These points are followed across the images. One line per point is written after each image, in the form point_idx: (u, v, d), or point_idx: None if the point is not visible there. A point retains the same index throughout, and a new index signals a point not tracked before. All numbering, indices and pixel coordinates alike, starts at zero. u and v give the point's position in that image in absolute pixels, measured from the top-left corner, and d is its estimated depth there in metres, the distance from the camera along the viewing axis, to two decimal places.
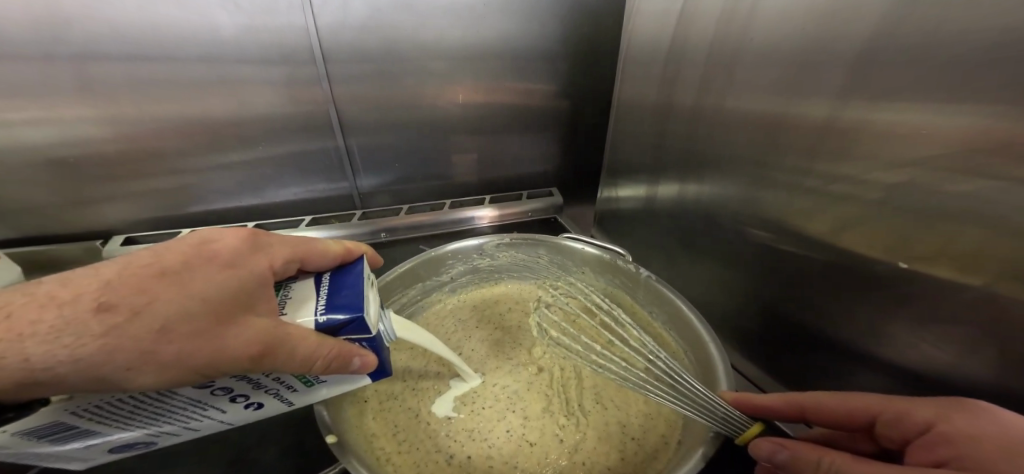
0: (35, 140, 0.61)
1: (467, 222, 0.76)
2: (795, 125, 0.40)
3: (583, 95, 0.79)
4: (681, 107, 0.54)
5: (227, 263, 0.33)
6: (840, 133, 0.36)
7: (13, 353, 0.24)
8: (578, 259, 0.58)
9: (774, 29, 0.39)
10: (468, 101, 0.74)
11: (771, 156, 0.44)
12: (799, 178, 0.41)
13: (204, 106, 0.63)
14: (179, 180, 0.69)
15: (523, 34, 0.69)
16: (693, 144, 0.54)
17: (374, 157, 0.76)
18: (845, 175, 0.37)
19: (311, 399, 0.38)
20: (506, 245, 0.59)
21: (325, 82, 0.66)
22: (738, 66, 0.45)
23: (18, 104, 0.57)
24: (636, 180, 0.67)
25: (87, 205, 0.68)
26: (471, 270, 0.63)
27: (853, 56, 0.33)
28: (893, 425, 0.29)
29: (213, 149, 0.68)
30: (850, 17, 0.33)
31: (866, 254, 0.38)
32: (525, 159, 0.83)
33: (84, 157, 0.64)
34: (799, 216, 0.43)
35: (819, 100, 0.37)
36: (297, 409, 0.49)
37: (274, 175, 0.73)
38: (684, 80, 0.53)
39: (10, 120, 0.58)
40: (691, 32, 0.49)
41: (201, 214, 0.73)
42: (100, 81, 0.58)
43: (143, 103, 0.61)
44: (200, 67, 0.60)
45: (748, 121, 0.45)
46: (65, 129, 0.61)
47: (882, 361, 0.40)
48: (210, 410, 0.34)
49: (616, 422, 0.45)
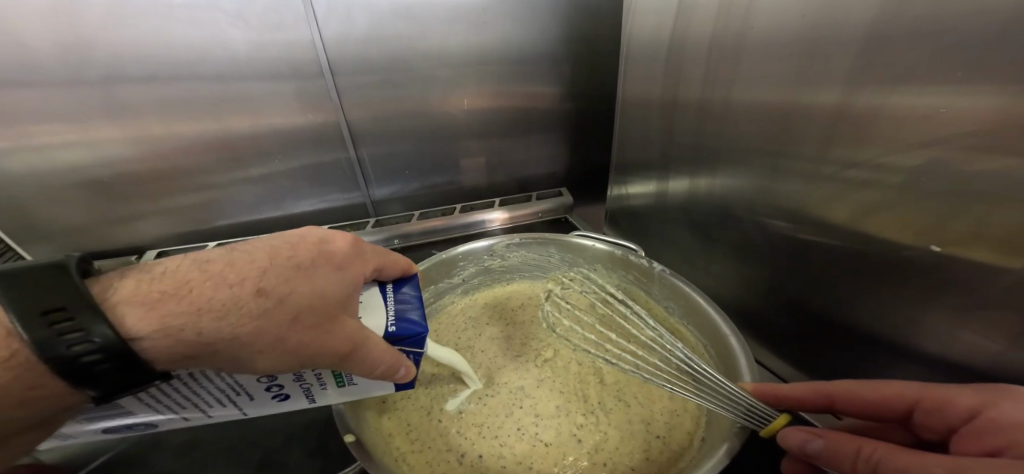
0: (70, 163, 0.63)
1: (479, 226, 0.77)
2: (807, 110, 0.39)
3: (589, 95, 0.79)
4: (686, 99, 0.54)
5: (339, 266, 0.35)
6: (854, 118, 0.35)
7: (191, 327, 0.26)
8: (589, 256, 0.58)
9: (775, 19, 0.39)
10: (473, 107, 0.74)
11: (783, 144, 0.43)
12: (815, 164, 0.41)
13: (220, 122, 0.65)
14: (202, 197, 0.71)
15: (525, 37, 0.70)
16: (702, 137, 0.54)
17: (386, 165, 0.77)
18: (863, 160, 0.36)
19: (333, 400, 0.38)
20: (517, 245, 0.59)
21: (334, 93, 0.67)
22: (742, 55, 0.44)
23: (52, 130, 0.60)
24: (646, 176, 0.66)
25: (122, 223, 0.71)
26: (483, 270, 0.63)
27: (859, 40, 0.33)
28: (938, 414, 0.28)
29: (233, 166, 0.69)
30: (850, 9, 0.33)
31: (888, 238, 0.37)
32: (535, 160, 0.83)
33: (113, 178, 0.66)
34: (820, 204, 0.42)
35: (829, 85, 0.36)
36: (320, 412, 0.49)
37: (290, 187, 0.74)
38: (686, 73, 0.52)
39: (45, 146, 0.61)
40: (690, 28, 0.49)
41: (221, 229, 0.75)
42: (124, 102, 0.60)
43: (165, 125, 0.63)
44: (214, 84, 0.62)
45: (757, 111, 0.45)
46: (94, 152, 0.63)
47: (920, 349, 0.38)
48: (237, 399, 0.34)
49: (639, 419, 0.44)
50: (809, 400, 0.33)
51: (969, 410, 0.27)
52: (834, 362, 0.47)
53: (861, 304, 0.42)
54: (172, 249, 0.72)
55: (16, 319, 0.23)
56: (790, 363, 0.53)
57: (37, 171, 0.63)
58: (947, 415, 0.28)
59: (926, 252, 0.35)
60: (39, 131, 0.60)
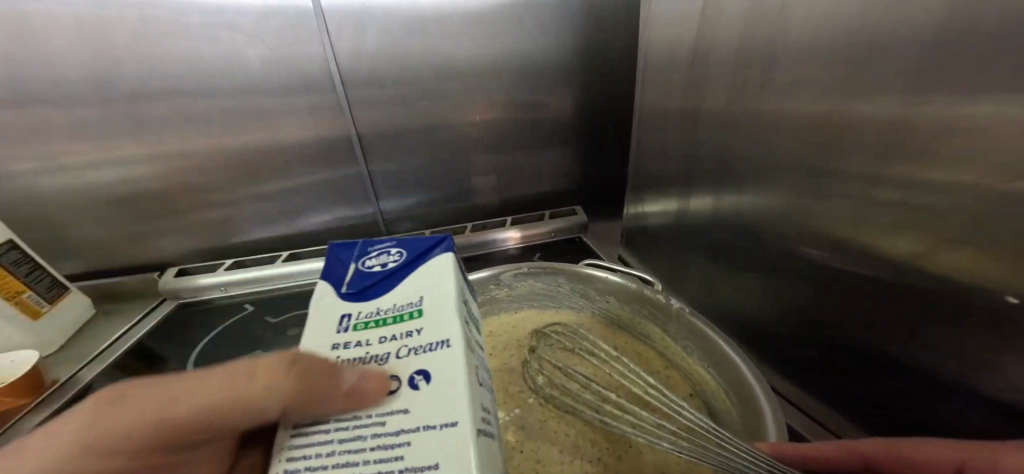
0: (98, 181, 0.65)
1: (491, 244, 0.75)
2: (851, 131, 0.36)
3: (607, 108, 0.76)
4: (711, 113, 0.51)
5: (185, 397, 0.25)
6: (911, 137, 0.31)
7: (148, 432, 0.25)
8: (601, 288, 0.56)
9: (815, 27, 0.36)
10: (484, 121, 0.73)
11: (824, 166, 0.39)
12: (859, 193, 0.37)
13: (237, 139, 0.66)
14: (221, 213, 0.72)
15: (540, 48, 0.68)
16: (729, 156, 0.50)
17: (397, 181, 0.76)
18: (921, 187, 0.32)
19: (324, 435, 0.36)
20: (525, 274, 0.58)
21: (346, 108, 0.67)
22: (775, 68, 0.41)
23: (82, 147, 0.62)
24: (667, 194, 0.63)
25: (145, 239, 0.72)
26: (489, 298, 0.60)
27: (918, 51, 0.29)
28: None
29: (250, 182, 0.70)
30: (908, 13, 0.29)
31: (951, 272, 0.33)
32: (550, 176, 0.81)
33: (138, 194, 0.68)
34: (864, 237, 0.38)
35: (878, 101, 0.33)
36: None
37: (304, 203, 0.74)
38: (713, 85, 0.49)
39: (80, 165, 0.63)
40: (716, 36, 0.46)
41: (239, 245, 0.75)
42: (148, 119, 0.62)
43: (185, 143, 0.65)
44: (231, 101, 0.62)
45: (791, 130, 0.41)
46: (120, 168, 0.65)
47: (991, 403, 0.34)
48: (369, 453, 0.20)
49: (654, 469, 0.42)
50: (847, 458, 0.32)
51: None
52: (885, 408, 0.42)
53: (913, 347, 0.38)
54: (190, 265, 0.73)
55: (378, 269, 0.29)
56: (829, 404, 0.48)
57: (69, 188, 0.65)
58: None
59: (1011, 297, 0.29)
60: (70, 149, 0.62)
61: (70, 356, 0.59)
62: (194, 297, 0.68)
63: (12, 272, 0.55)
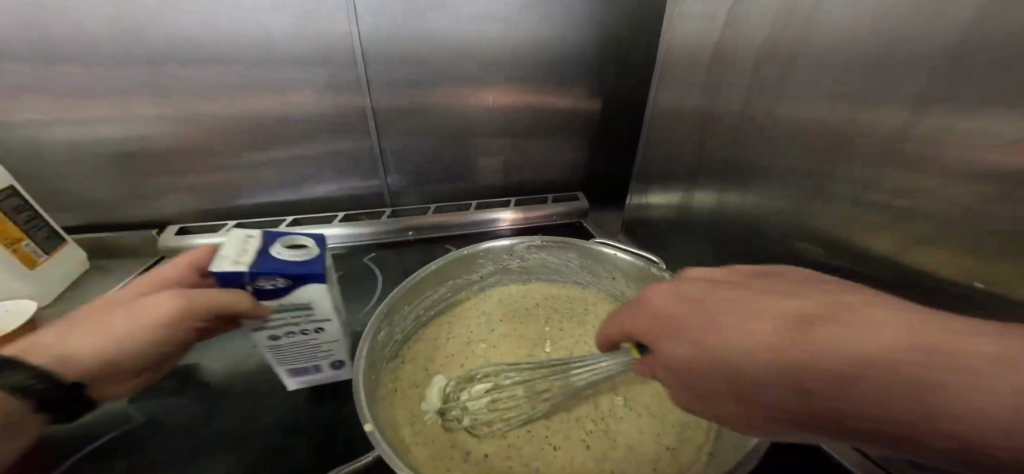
0: (107, 136, 0.64)
1: (488, 225, 0.77)
2: (863, 136, 0.38)
3: (617, 102, 0.78)
4: (724, 110, 0.53)
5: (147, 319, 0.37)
6: (918, 143, 0.34)
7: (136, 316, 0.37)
8: (611, 266, 0.57)
9: (837, 34, 0.37)
10: (498, 104, 0.74)
11: (830, 164, 0.42)
12: (859, 192, 0.40)
13: (251, 105, 0.66)
14: (227, 175, 0.72)
15: (559, 38, 0.69)
16: (736, 152, 0.53)
17: (406, 157, 0.77)
18: (926, 188, 0.35)
19: (346, 377, 0.50)
20: (538, 247, 0.58)
21: (363, 83, 0.67)
22: (795, 71, 0.42)
23: (93, 102, 0.61)
24: (671, 186, 0.65)
25: (148, 197, 0.71)
26: (501, 269, 0.62)
27: (940, 62, 0.31)
28: (887, 372, 0.20)
29: (257, 146, 0.70)
30: (929, 26, 0.31)
31: (937, 266, 0.36)
32: (555, 163, 0.83)
33: (146, 152, 0.67)
34: (860, 232, 0.41)
35: (891, 108, 0.35)
36: (332, 404, 0.47)
37: (312, 171, 0.74)
38: (728, 86, 0.51)
39: (91, 119, 0.62)
40: (735, 38, 0.48)
41: (243, 208, 0.75)
42: (163, 80, 0.61)
43: (196, 104, 0.64)
44: (250, 67, 0.62)
45: (801, 131, 0.44)
46: (131, 125, 0.64)
47: None
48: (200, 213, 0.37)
49: (651, 431, 0.46)
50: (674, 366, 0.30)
51: (960, 417, 0.19)
52: None
53: None
54: (191, 225, 0.73)
55: None
56: None
57: (75, 140, 0.64)
58: (919, 399, 0.20)
59: (981, 283, 0.33)
60: (81, 103, 0.61)
61: (68, 309, 0.59)
62: None
63: (12, 220, 0.54)
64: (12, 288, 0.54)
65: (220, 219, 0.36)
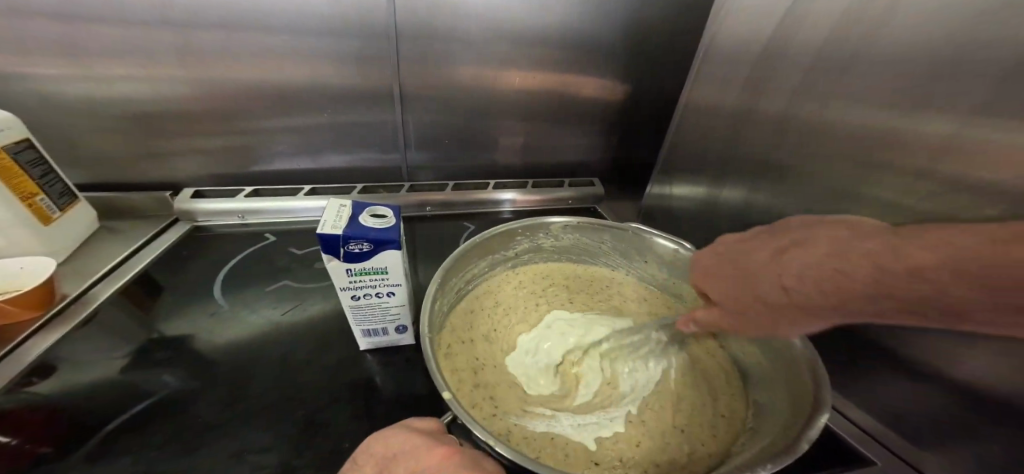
0: (128, 96, 0.62)
1: (495, 205, 0.77)
2: (909, 141, 0.41)
3: (643, 92, 0.78)
4: (762, 105, 0.53)
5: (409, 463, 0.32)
6: (963, 150, 0.37)
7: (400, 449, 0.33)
8: (646, 249, 0.59)
9: (900, 41, 0.39)
10: (527, 87, 0.73)
11: (877, 160, 0.43)
12: (899, 194, 0.42)
13: (277, 73, 0.64)
14: (246, 141, 0.70)
15: (596, 24, 0.68)
16: (771, 146, 0.54)
17: (429, 133, 0.76)
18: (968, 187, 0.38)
19: (387, 346, 0.50)
20: (574, 227, 0.60)
21: (395, 56, 0.66)
22: (849, 74, 0.44)
23: (116, 59, 0.59)
24: (694, 178, 0.66)
25: (162, 159, 0.69)
26: (535, 248, 0.63)
27: (999, 73, 0.34)
28: (899, 245, 0.27)
29: (280, 114, 0.68)
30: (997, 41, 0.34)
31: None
32: (576, 149, 0.83)
33: (165, 112, 0.65)
34: (893, 230, 0.43)
35: (944, 117, 0.38)
36: (361, 375, 0.47)
37: (332, 142, 0.73)
38: (773, 83, 0.51)
39: (112, 76, 0.60)
40: (796, 36, 0.48)
41: (258, 175, 0.73)
42: (191, 43, 0.59)
43: (223, 65, 0.62)
44: (280, 32, 0.60)
45: (846, 131, 0.45)
46: (151, 85, 0.62)
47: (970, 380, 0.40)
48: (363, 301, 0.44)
49: (692, 406, 0.48)
50: (784, 273, 0.31)
51: (954, 296, 0.25)
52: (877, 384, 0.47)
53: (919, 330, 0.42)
54: (204, 188, 0.71)
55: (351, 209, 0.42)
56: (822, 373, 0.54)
57: (94, 97, 0.61)
58: (924, 271, 0.25)
59: None
60: (104, 60, 0.59)
61: (79, 267, 0.57)
62: (208, 222, 0.67)
63: (28, 172, 0.52)
64: (24, 243, 0.52)
65: (333, 204, 0.41)
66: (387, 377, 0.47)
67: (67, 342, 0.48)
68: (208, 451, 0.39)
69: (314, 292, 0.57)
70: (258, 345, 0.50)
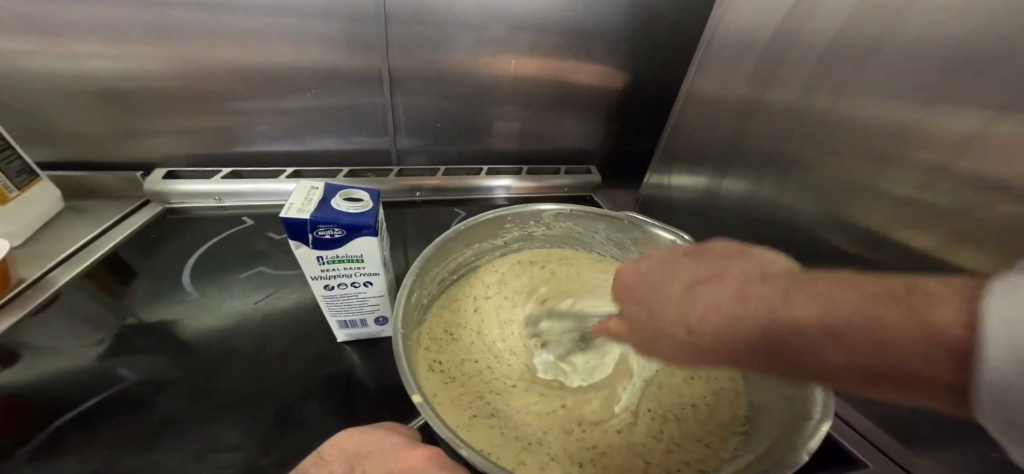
0: (96, 71, 0.58)
1: (489, 192, 0.74)
2: (926, 135, 0.38)
3: (644, 78, 0.74)
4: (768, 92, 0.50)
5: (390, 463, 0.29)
6: (986, 148, 0.35)
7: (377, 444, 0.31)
8: (642, 240, 0.57)
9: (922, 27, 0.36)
10: (523, 72, 0.70)
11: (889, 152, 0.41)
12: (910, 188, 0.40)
13: (257, 52, 0.60)
14: (225, 121, 0.66)
15: (596, 7, 0.64)
16: (776, 135, 0.51)
17: (419, 117, 0.72)
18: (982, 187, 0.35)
19: (365, 337, 0.48)
20: (567, 216, 0.57)
21: (382, 36, 0.62)
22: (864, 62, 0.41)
23: (80, 33, 0.55)
24: (696, 167, 0.63)
25: (135, 138, 0.65)
26: (526, 237, 0.60)
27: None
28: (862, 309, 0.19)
29: (261, 94, 0.64)
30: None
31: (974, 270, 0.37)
32: (573, 137, 0.80)
33: (137, 90, 0.61)
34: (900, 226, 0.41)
35: (967, 112, 0.35)
36: (337, 369, 0.44)
37: (318, 124, 0.69)
38: (783, 70, 0.48)
39: (77, 50, 0.56)
40: (810, 22, 0.44)
41: (239, 157, 0.70)
42: (162, 17, 0.55)
43: (197, 42, 0.58)
44: (258, 8, 0.56)
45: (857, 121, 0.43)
46: (120, 60, 0.58)
47: None
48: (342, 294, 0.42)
49: (686, 404, 0.46)
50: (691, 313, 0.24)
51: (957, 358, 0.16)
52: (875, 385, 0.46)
53: None
54: (180, 169, 0.67)
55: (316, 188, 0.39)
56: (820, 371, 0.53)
57: (58, 71, 0.57)
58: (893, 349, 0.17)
59: None
60: (67, 33, 0.55)
61: (39, 250, 0.54)
62: (183, 204, 0.64)
63: None
64: None
65: (304, 186, 0.38)
66: (362, 372, 0.45)
67: (22, 329, 0.45)
68: (164, 450, 0.36)
69: (292, 280, 0.54)
70: (228, 336, 0.47)
